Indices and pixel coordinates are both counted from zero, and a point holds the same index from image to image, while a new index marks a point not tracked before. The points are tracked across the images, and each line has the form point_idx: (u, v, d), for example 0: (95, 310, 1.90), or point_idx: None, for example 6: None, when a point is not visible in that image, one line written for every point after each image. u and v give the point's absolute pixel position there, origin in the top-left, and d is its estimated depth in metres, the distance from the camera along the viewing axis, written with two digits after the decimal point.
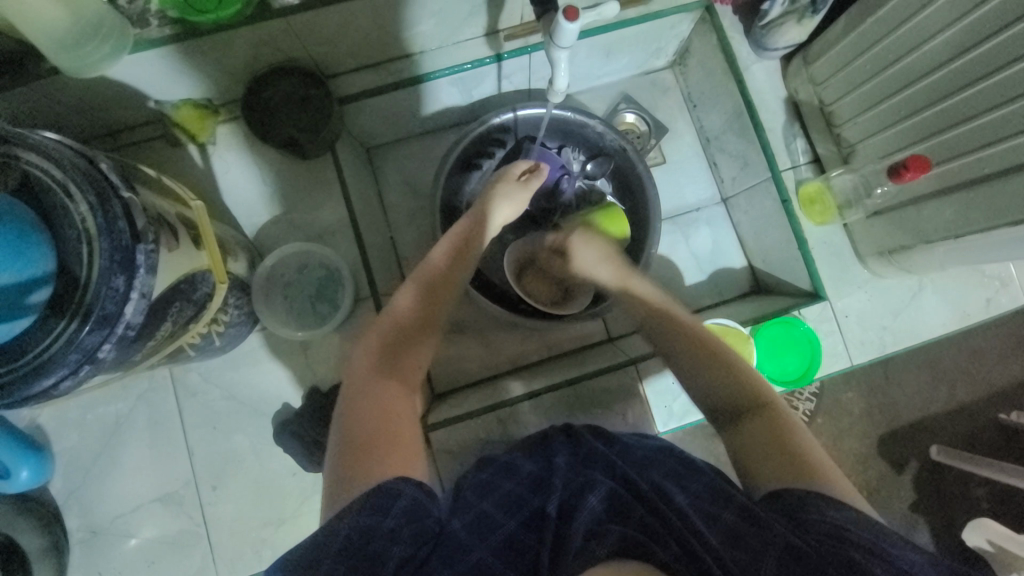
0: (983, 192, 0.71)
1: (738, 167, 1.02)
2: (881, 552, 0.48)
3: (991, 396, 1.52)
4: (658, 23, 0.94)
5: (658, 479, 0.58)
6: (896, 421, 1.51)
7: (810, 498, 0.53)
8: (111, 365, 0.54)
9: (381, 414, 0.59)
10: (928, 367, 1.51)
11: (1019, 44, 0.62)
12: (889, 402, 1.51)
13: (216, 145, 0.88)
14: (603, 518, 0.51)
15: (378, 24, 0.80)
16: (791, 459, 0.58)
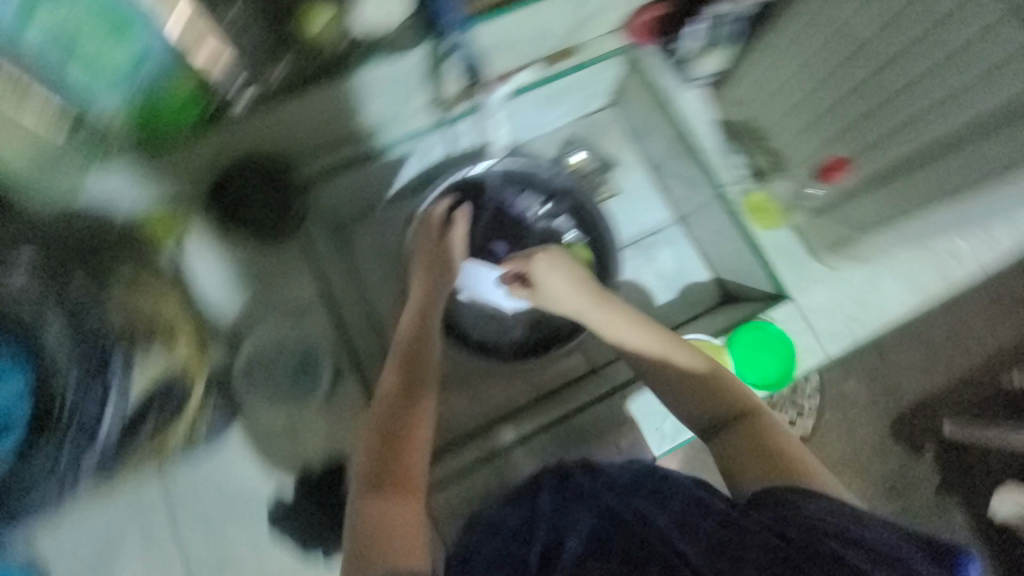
0: (910, 179, 0.76)
1: (687, 187, 1.09)
2: (859, 540, 0.48)
3: (986, 363, 1.54)
4: (586, 73, 1.05)
5: (642, 502, 0.59)
6: (901, 403, 1.51)
7: (785, 497, 0.54)
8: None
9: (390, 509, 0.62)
10: (920, 344, 1.53)
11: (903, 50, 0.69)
12: (890, 386, 1.52)
13: (186, 243, 0.90)
14: (585, 557, 0.54)
15: (331, 112, 0.88)
16: (766, 460, 0.65)
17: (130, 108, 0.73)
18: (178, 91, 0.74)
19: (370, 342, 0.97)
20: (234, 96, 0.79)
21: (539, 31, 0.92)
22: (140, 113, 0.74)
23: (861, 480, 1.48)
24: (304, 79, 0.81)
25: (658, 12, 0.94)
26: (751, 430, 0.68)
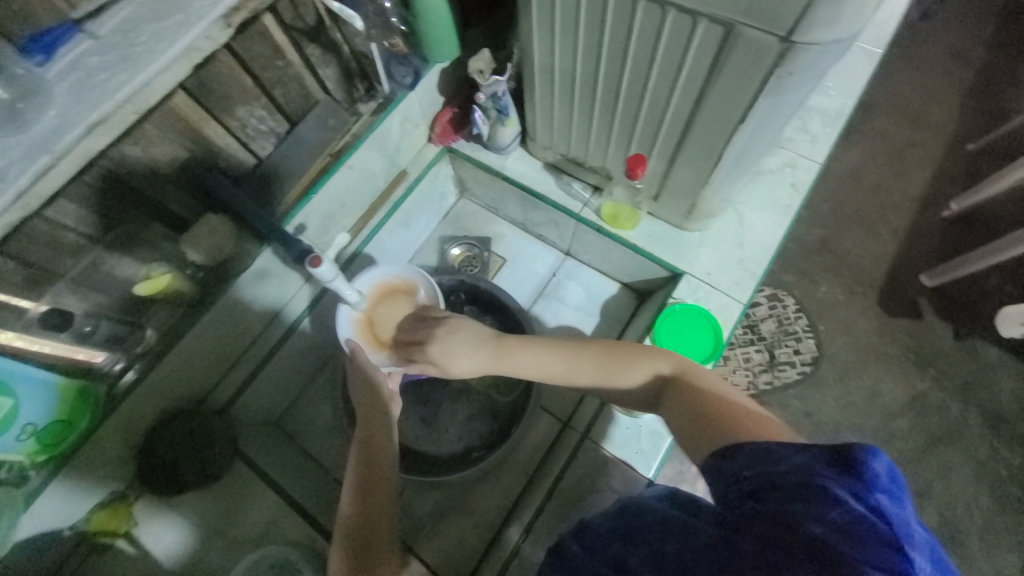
0: (687, 150, 0.84)
1: (554, 228, 1.18)
2: (777, 479, 0.47)
3: (920, 207, 1.62)
4: (422, 186, 1.17)
5: (618, 547, 0.60)
6: (874, 279, 1.56)
7: (716, 466, 0.56)
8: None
9: None
10: (853, 224, 1.62)
11: (610, 69, 0.80)
12: (854, 271, 1.57)
13: (139, 524, 0.90)
14: None
15: (218, 337, 0.93)
16: (718, 421, 0.62)
17: (25, 442, 0.72)
18: (63, 399, 0.76)
19: None
20: (120, 371, 0.84)
21: (361, 180, 1.03)
22: (36, 441, 0.74)
23: (875, 375, 1.47)
24: (178, 326, 0.87)
25: (449, 114, 1.12)
26: (686, 397, 0.68)
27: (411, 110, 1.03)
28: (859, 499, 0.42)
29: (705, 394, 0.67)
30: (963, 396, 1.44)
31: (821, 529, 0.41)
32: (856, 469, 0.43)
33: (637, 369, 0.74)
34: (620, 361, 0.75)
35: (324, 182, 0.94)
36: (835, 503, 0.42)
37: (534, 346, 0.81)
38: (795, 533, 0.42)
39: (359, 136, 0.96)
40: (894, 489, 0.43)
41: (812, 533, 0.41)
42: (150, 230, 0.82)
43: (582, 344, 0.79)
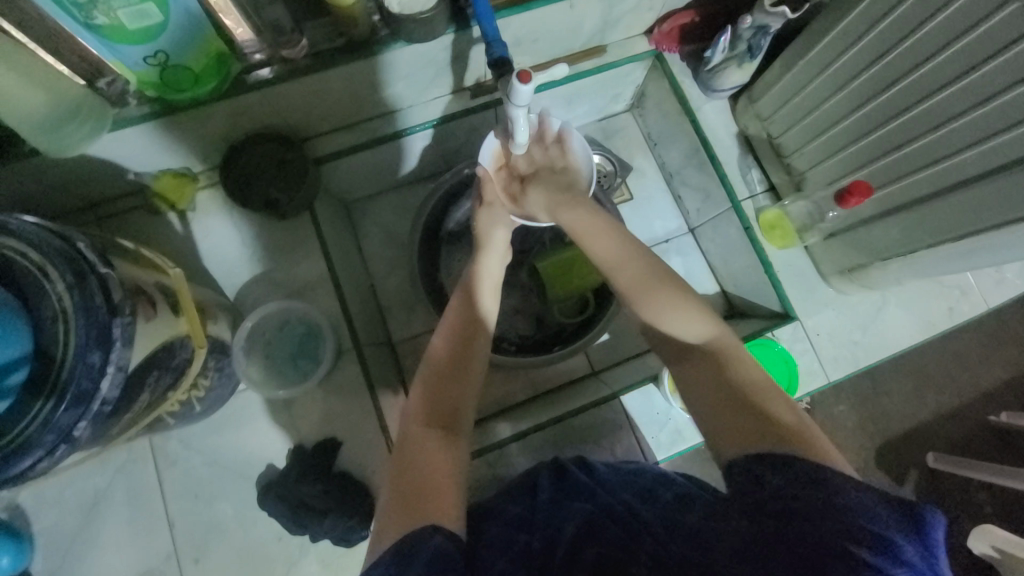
0: (918, 214, 0.76)
1: (700, 199, 1.08)
2: (835, 510, 0.43)
3: (982, 401, 1.54)
4: (611, 73, 1.04)
5: (630, 497, 0.61)
6: (887, 432, 1.52)
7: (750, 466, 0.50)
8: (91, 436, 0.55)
9: (422, 476, 0.58)
10: (913, 376, 1.54)
11: (937, 77, 0.67)
12: (878, 413, 1.53)
13: (196, 211, 0.89)
14: (576, 543, 0.54)
15: (348, 91, 0.86)
16: (760, 421, 0.54)
17: (148, 68, 0.70)
18: (203, 50, 0.71)
19: (373, 327, 0.96)
20: (257, 63, 0.77)
21: (567, 27, 0.91)
22: (159, 73, 0.71)
23: None
24: (326, 53, 0.78)
25: (687, 20, 0.95)
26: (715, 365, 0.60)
27: None
28: (924, 570, 0.40)
29: (748, 365, 0.59)
30: None
31: None
32: (919, 526, 0.42)
33: (682, 308, 0.64)
34: (659, 285, 0.67)
35: (535, 6, 0.82)
36: (901, 564, 0.39)
37: (609, 232, 0.73)
38: (851, 570, 0.39)
39: None
40: (955, 566, 0.41)
41: None
42: None
43: (643, 247, 0.72)
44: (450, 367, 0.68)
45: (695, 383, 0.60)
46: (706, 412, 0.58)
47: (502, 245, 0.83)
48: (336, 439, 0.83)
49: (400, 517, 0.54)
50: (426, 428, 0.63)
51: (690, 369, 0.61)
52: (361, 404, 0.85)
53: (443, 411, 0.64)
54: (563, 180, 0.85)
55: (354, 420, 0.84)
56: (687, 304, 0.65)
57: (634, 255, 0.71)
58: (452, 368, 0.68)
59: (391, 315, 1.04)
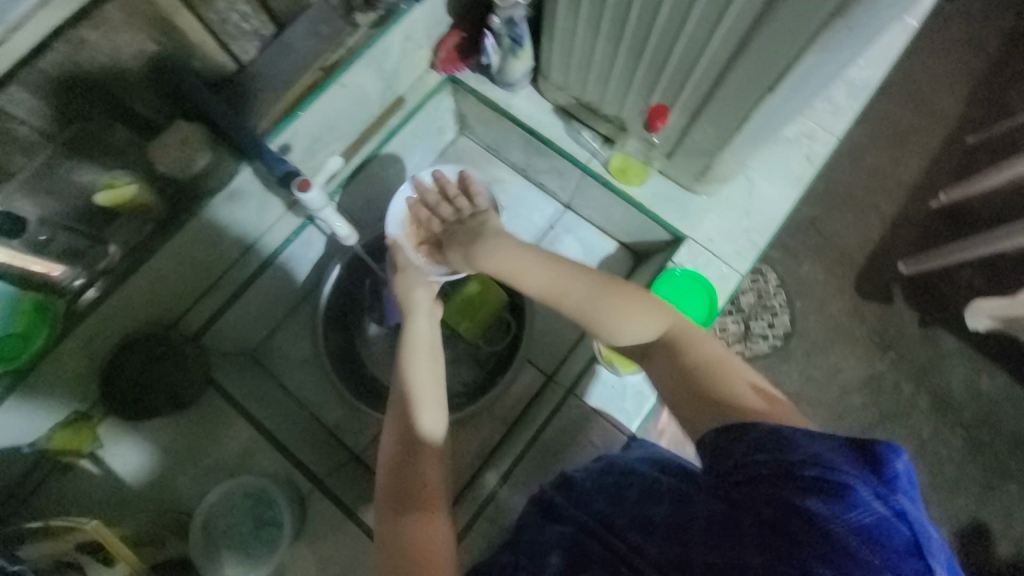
0: (714, 105, 0.79)
1: (557, 177, 1.12)
2: (789, 468, 0.47)
3: (909, 199, 1.61)
4: (421, 116, 1.08)
5: (604, 506, 0.60)
6: (854, 264, 1.57)
7: (724, 432, 0.56)
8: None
9: (413, 555, 0.64)
10: (843, 209, 1.60)
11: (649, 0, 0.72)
12: (838, 252, 1.58)
13: (104, 445, 0.87)
14: (566, 572, 0.54)
15: (188, 263, 0.86)
16: (705, 397, 0.63)
17: None
18: (17, 309, 0.71)
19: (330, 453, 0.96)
20: (81, 287, 0.76)
21: (355, 102, 0.94)
22: None
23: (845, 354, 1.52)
24: (144, 243, 0.80)
25: (456, 39, 1.02)
26: (675, 355, 0.68)
27: (415, 28, 0.93)
28: (882, 502, 0.42)
29: (694, 344, 0.68)
30: (917, 383, 1.49)
31: (844, 532, 0.41)
32: (883, 471, 0.43)
33: (638, 313, 0.70)
34: (609, 297, 0.70)
35: (313, 100, 0.85)
36: (856, 506, 0.42)
37: (527, 253, 0.75)
38: (809, 526, 0.42)
39: (353, 53, 0.86)
40: (913, 490, 0.43)
41: (830, 534, 0.41)
42: (116, 132, 0.74)
43: (574, 269, 0.73)
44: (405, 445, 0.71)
45: (657, 373, 0.69)
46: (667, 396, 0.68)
47: (428, 303, 0.83)
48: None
49: None
50: (406, 514, 0.66)
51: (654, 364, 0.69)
52: (347, 533, 0.84)
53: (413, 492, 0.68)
54: (474, 225, 0.84)
55: (348, 552, 0.83)
56: (644, 309, 0.70)
57: (570, 274, 0.73)
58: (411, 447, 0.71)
59: (344, 430, 1.03)
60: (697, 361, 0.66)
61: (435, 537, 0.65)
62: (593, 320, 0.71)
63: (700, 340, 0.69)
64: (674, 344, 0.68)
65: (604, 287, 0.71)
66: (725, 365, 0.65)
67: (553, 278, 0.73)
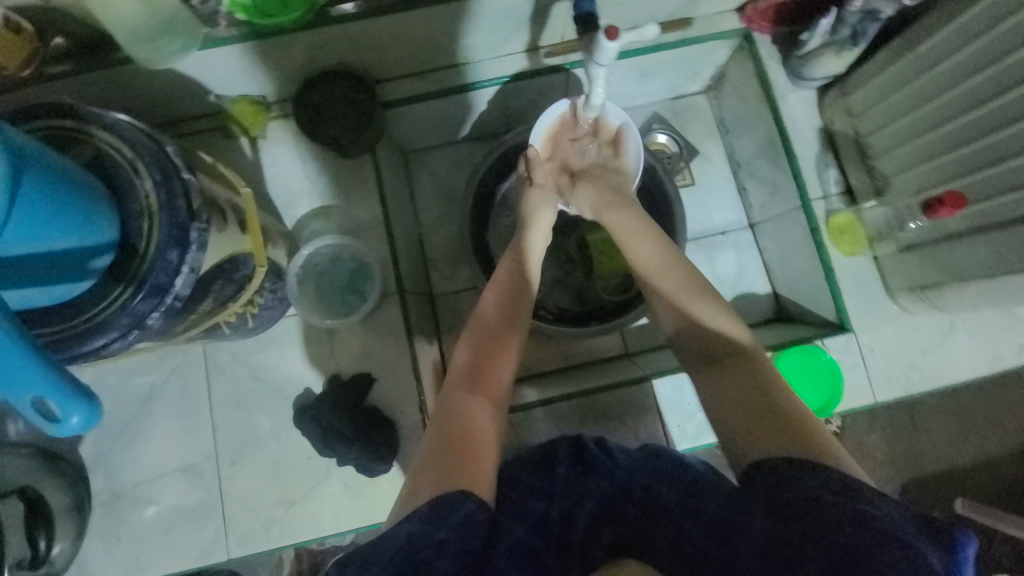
0: (1017, 234, 0.67)
1: (767, 194, 1.02)
2: (871, 527, 0.45)
3: None
4: (693, 50, 0.97)
5: (645, 480, 0.62)
6: (920, 469, 1.38)
7: (780, 470, 0.51)
8: (160, 332, 0.58)
9: (460, 429, 0.60)
10: (962, 416, 1.38)
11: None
12: (913, 449, 1.38)
13: (266, 139, 0.93)
14: (598, 519, 0.59)
15: (425, 39, 0.85)
16: (778, 424, 0.54)
17: None
18: None
19: (416, 276, 0.98)
20: None
21: None
22: None
23: None
24: None
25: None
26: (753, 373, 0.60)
27: None
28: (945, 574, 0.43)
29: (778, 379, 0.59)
30: None
31: None
32: (951, 558, 0.44)
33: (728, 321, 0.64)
34: (700, 293, 0.67)
35: None
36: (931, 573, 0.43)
37: (641, 227, 0.74)
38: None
39: None
40: None
41: None
42: None
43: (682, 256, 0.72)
44: (495, 323, 0.70)
45: (723, 379, 0.61)
46: (719, 411, 0.59)
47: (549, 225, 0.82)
48: (371, 375, 0.86)
49: (431, 476, 0.56)
50: (467, 394, 0.63)
51: (728, 373, 0.60)
52: (398, 346, 0.88)
53: (478, 377, 0.65)
54: (614, 180, 0.83)
55: (389, 360, 0.87)
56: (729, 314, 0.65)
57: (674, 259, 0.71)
58: (492, 344, 0.68)
59: (434, 268, 1.05)
60: (785, 401, 0.56)
61: (486, 431, 0.61)
62: (676, 304, 0.67)
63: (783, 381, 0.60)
64: (752, 359, 0.61)
65: (687, 288, 0.68)
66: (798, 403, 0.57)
67: (659, 257, 0.71)
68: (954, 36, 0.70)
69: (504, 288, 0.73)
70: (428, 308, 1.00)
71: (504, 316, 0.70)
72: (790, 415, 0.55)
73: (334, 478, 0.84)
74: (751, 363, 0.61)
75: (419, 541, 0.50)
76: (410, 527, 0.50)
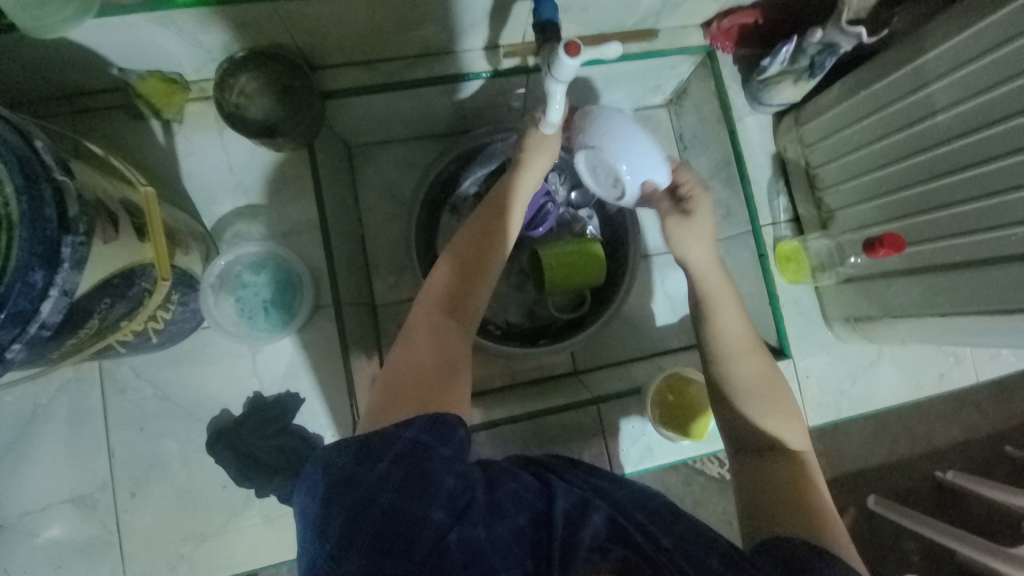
0: (945, 279, 0.69)
1: (721, 215, 1.02)
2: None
3: (956, 458, 1.51)
4: (656, 63, 0.94)
5: (642, 515, 0.57)
6: (838, 469, 1.47)
7: (796, 548, 0.54)
8: (25, 362, 0.48)
9: (433, 359, 0.60)
10: (875, 422, 1.48)
11: (1009, 140, 0.60)
12: (832, 452, 1.47)
13: (182, 124, 0.82)
14: (604, 539, 0.53)
15: (370, 26, 0.76)
16: (802, 513, 0.59)
17: None
18: None
19: (356, 284, 0.90)
20: None
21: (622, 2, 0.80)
22: None
23: None
24: None
25: (749, 20, 0.87)
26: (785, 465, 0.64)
27: None
28: None
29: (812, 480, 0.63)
30: None
31: None
32: None
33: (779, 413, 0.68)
34: (763, 378, 0.70)
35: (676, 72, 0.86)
36: None
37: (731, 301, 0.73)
38: None
39: None
40: None
41: None
42: None
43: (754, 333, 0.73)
44: (476, 255, 0.67)
45: (763, 464, 0.65)
46: (749, 487, 0.63)
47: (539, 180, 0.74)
48: (298, 396, 0.79)
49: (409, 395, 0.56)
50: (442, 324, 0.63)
51: (769, 460, 0.65)
52: (331, 363, 0.80)
53: (459, 306, 0.65)
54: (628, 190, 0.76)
55: (320, 379, 0.80)
56: (796, 417, 0.68)
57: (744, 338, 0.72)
58: (475, 273, 0.66)
59: (377, 275, 0.98)
60: (815, 501, 0.60)
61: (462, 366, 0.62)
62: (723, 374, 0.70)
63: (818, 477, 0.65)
64: (790, 452, 0.65)
65: (762, 373, 0.70)
66: (823, 505, 0.60)
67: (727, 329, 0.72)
68: (905, 80, 0.71)
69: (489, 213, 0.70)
70: (367, 319, 0.93)
71: (487, 252, 0.68)
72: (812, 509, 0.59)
73: (253, 507, 0.77)
74: (794, 461, 0.65)
75: (423, 449, 0.48)
76: (413, 434, 0.49)
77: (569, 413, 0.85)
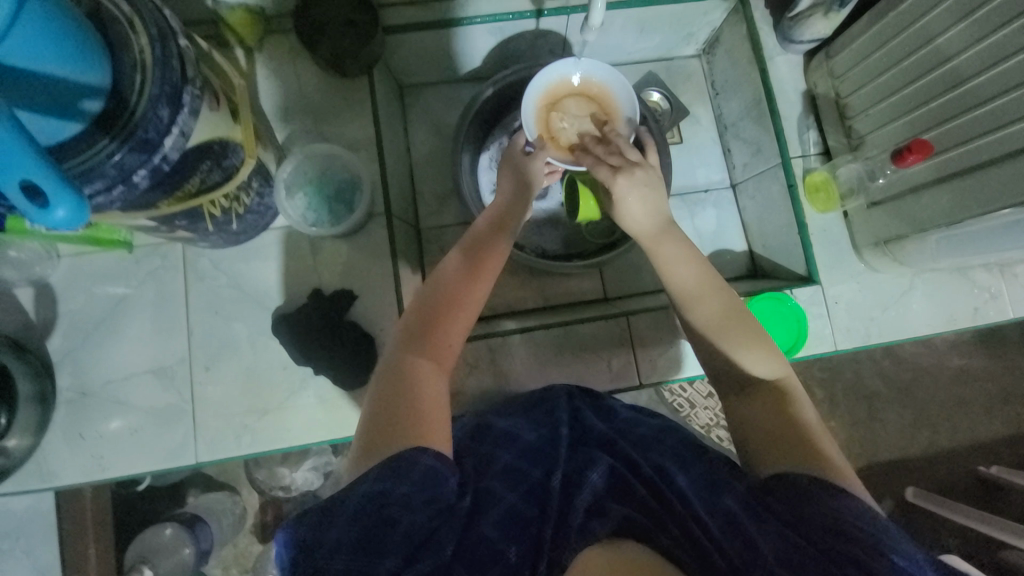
0: (973, 180, 0.72)
1: (750, 153, 1.05)
2: (848, 526, 0.51)
3: (1000, 453, 1.45)
4: (690, 7, 1.00)
5: (653, 463, 0.62)
6: (872, 453, 1.44)
7: (805, 492, 0.55)
8: (125, 202, 0.58)
9: (411, 400, 0.60)
10: (912, 407, 1.45)
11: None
12: (867, 437, 1.44)
13: (261, 52, 0.92)
14: (603, 494, 0.57)
15: None
16: (799, 441, 0.60)
17: None
18: None
19: (405, 205, 0.99)
20: None
21: None
22: None
23: None
24: None
25: None
26: (783, 400, 0.64)
27: None
28: None
29: (800, 407, 0.63)
30: None
31: None
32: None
33: (761, 350, 0.66)
34: (744, 330, 0.67)
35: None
36: None
37: (688, 251, 0.72)
38: None
39: None
40: None
41: None
42: None
43: (722, 280, 0.71)
44: (446, 294, 0.67)
45: (754, 401, 0.65)
46: (747, 431, 0.64)
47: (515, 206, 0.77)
48: (352, 291, 0.86)
49: (384, 439, 0.57)
50: (415, 360, 0.63)
51: (760, 401, 0.64)
52: (381, 266, 0.88)
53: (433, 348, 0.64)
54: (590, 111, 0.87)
55: (372, 278, 0.87)
56: (763, 345, 0.67)
57: (714, 284, 0.70)
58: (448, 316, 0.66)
59: (423, 202, 1.06)
60: (803, 417, 0.62)
61: (438, 399, 0.62)
62: (716, 332, 0.68)
63: (808, 405, 0.65)
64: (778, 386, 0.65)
65: (733, 315, 0.68)
66: (810, 420, 0.63)
67: (697, 283, 0.70)
68: None
69: (462, 255, 0.71)
70: (414, 238, 1.01)
71: (455, 297, 0.67)
72: (810, 442, 0.60)
73: (309, 388, 0.84)
74: (775, 391, 0.65)
75: (381, 497, 0.50)
76: (368, 484, 0.51)
77: (598, 324, 0.91)
